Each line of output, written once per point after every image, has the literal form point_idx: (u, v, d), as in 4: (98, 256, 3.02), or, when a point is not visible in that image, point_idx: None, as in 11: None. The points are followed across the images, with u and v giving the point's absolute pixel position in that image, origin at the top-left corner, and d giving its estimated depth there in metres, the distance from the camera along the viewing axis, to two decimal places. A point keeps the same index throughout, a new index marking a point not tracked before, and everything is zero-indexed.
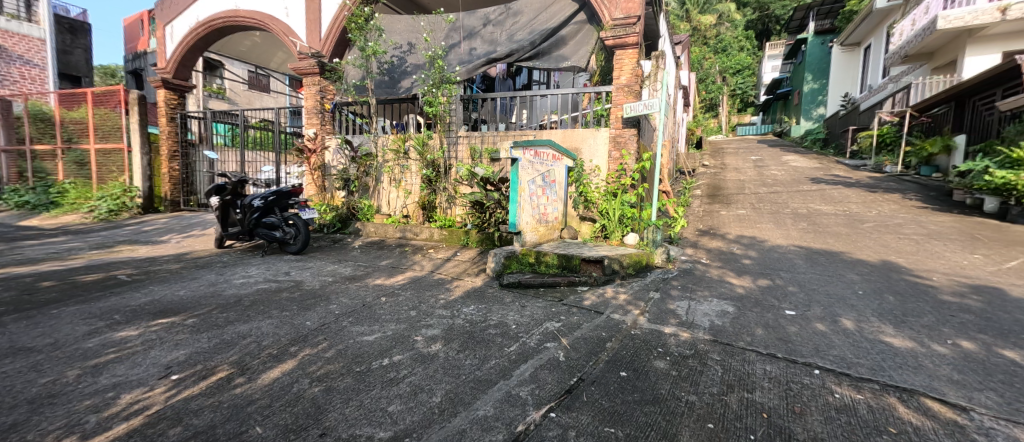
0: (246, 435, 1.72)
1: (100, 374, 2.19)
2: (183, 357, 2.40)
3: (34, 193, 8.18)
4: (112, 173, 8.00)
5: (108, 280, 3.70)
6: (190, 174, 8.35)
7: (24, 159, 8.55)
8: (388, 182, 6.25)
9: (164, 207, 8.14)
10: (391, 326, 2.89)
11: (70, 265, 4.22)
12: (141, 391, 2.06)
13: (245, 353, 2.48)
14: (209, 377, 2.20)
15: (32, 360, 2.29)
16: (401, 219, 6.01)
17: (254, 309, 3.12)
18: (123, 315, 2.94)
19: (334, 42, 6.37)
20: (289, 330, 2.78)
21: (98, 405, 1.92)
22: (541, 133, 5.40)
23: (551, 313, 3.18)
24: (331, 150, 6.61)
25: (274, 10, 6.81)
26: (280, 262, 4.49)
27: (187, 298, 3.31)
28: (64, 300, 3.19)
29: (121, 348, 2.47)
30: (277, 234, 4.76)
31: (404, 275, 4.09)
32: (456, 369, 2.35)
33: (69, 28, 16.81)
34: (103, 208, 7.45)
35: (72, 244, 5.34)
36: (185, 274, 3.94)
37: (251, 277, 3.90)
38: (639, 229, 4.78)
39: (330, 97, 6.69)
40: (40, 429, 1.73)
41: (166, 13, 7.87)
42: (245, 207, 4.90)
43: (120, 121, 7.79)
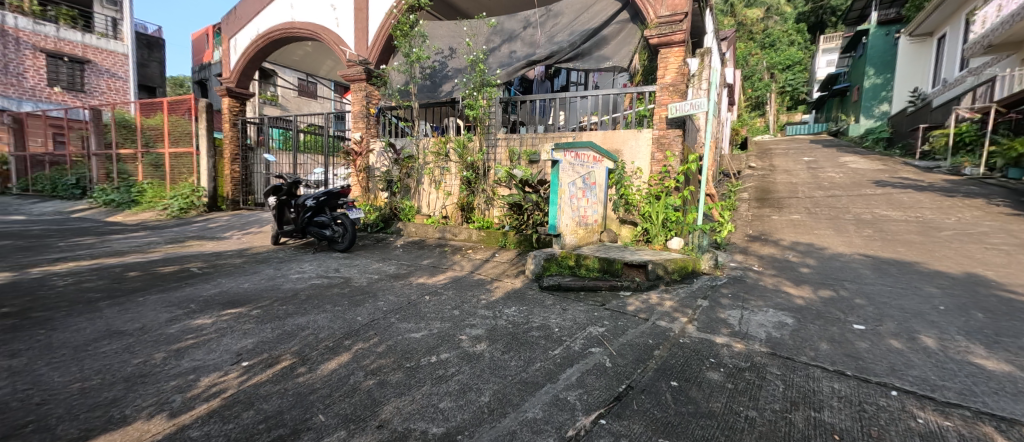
0: (311, 422, 1.86)
1: (182, 358, 2.41)
2: (252, 345, 2.58)
3: (118, 192, 9.11)
4: (183, 174, 8.74)
5: (182, 271, 4.04)
6: (248, 176, 8.95)
7: (110, 161, 9.56)
8: (429, 184, 6.41)
9: (225, 206, 8.78)
10: (436, 324, 2.95)
11: (149, 257, 4.65)
12: (217, 375, 2.25)
13: (304, 344, 2.62)
14: (274, 366, 2.36)
15: (125, 342, 2.56)
16: (440, 220, 6.14)
17: (310, 303, 3.29)
18: (197, 304, 3.20)
19: (380, 49, 6.62)
20: (342, 324, 2.92)
21: (183, 386, 2.13)
22: (581, 135, 5.33)
23: (593, 318, 3.12)
24: (376, 152, 6.84)
25: (325, 21, 7.19)
26: (330, 259, 4.71)
27: (250, 290, 3.55)
28: (148, 288, 3.53)
29: (197, 335, 2.70)
30: (327, 233, 5.01)
31: (445, 275, 4.17)
32: (502, 369, 2.38)
33: (146, 43, 18.63)
34: (174, 206, 8.18)
35: (150, 238, 5.87)
36: (247, 268, 4.24)
37: (305, 273, 4.13)
38: (683, 234, 4.61)
39: (375, 102, 6.94)
40: (138, 407, 1.94)
41: (231, 27, 8.51)
42: (300, 205, 5.18)
43: (190, 127, 8.48)
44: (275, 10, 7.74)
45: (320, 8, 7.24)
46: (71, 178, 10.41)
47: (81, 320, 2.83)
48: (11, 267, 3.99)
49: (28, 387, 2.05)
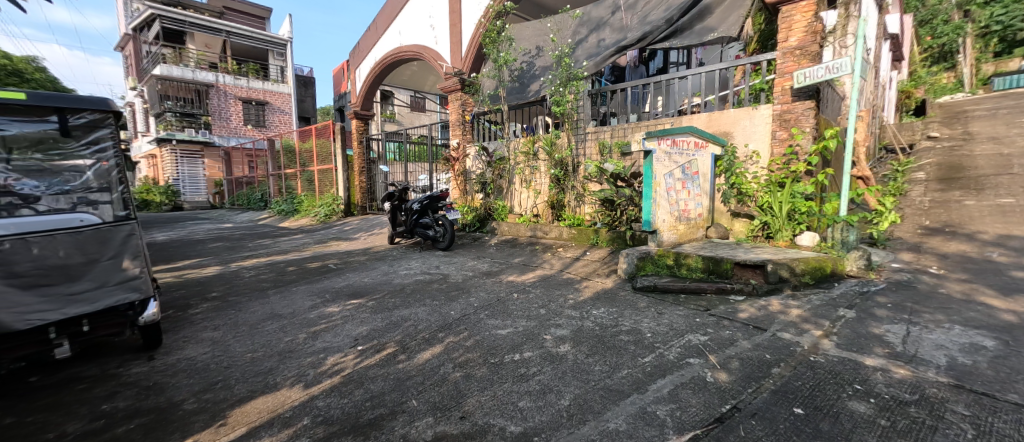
0: (405, 405, 2.05)
1: (317, 339, 2.91)
2: (366, 332, 2.98)
3: (286, 203, 11.53)
4: (326, 187, 10.56)
5: (322, 267, 4.91)
6: (372, 184, 10.24)
7: (282, 179, 12.13)
8: (520, 183, 6.54)
9: (357, 212, 10.22)
10: (522, 322, 2.98)
11: (303, 254, 5.77)
12: (339, 355, 2.67)
13: (406, 334, 2.92)
14: (381, 351, 2.69)
15: (281, 323, 3.22)
16: (532, 218, 6.22)
17: (413, 297, 3.66)
18: (331, 294, 3.84)
19: (472, 58, 6.98)
20: (438, 318, 3.17)
21: (315, 362, 2.58)
22: (680, 120, 4.84)
23: (692, 325, 2.77)
24: (472, 157, 7.24)
25: (427, 41, 7.94)
26: (433, 257, 5.18)
27: (369, 284, 4.12)
28: (300, 280, 4.38)
29: (328, 320, 3.24)
30: (430, 233, 5.52)
31: (534, 273, 4.20)
32: (585, 373, 2.27)
33: (304, 82, 23.10)
34: (321, 213, 9.96)
35: (305, 239, 7.26)
36: (369, 265, 4.93)
37: (411, 269, 4.61)
38: (814, 226, 3.94)
39: (469, 109, 7.36)
40: (284, 377, 2.42)
41: (358, 59, 10.04)
42: (408, 210, 5.78)
43: (331, 148, 10.20)
44: (390, 38, 8.84)
45: (423, 29, 8.02)
46: (259, 193, 13.58)
47: (255, 305, 3.66)
48: (219, 263, 5.39)
49: (219, 354, 2.74)
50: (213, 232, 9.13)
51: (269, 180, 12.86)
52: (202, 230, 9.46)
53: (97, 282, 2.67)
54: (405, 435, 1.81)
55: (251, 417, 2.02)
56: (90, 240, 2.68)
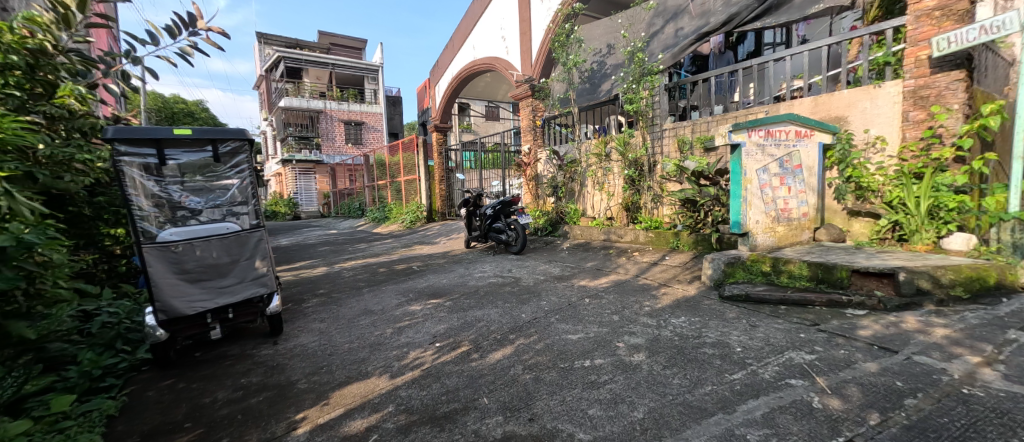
0: (477, 403, 2.09)
1: (401, 334, 3.12)
2: (443, 330, 3.12)
3: (379, 212, 12.71)
4: (411, 195, 11.35)
5: (407, 268, 5.29)
6: (450, 192, 10.89)
7: (377, 191, 13.41)
8: (592, 186, 6.38)
9: (438, 218, 10.77)
10: (593, 328, 2.86)
11: (391, 257, 6.29)
12: (420, 350, 2.82)
13: (479, 333, 2.98)
14: (457, 349, 2.78)
15: (373, 318, 3.53)
16: (605, 221, 6.04)
17: (486, 298, 3.75)
18: (414, 294, 4.10)
19: (542, 64, 7.06)
20: (510, 319, 3.19)
21: (399, 355, 2.77)
22: (777, 108, 4.30)
23: (795, 341, 2.39)
24: (543, 161, 7.27)
25: (498, 52, 8.24)
26: (506, 261, 5.28)
27: (447, 285, 4.32)
28: (388, 280, 4.77)
29: (411, 317, 3.46)
30: (503, 237, 5.66)
31: (607, 278, 4.03)
32: (661, 386, 2.08)
33: (394, 102, 25.42)
34: (408, 219, 10.60)
35: (393, 244, 7.93)
36: (447, 267, 5.19)
37: (485, 272, 4.74)
38: (971, 227, 3.25)
39: (540, 114, 7.34)
40: (373, 367, 2.64)
41: (438, 75, 10.88)
42: (483, 215, 5.95)
43: (415, 160, 10.87)
44: (466, 52, 9.27)
45: (495, 41, 8.31)
46: (357, 203, 15.26)
47: (352, 301, 4.08)
48: (325, 264, 6.13)
49: (325, 343, 3.10)
50: (323, 238, 10.42)
51: (366, 191, 14.36)
52: (315, 236, 10.86)
53: (239, 278, 3.20)
54: (476, 431, 1.83)
55: (347, 400, 2.23)
56: (233, 244, 3.20)
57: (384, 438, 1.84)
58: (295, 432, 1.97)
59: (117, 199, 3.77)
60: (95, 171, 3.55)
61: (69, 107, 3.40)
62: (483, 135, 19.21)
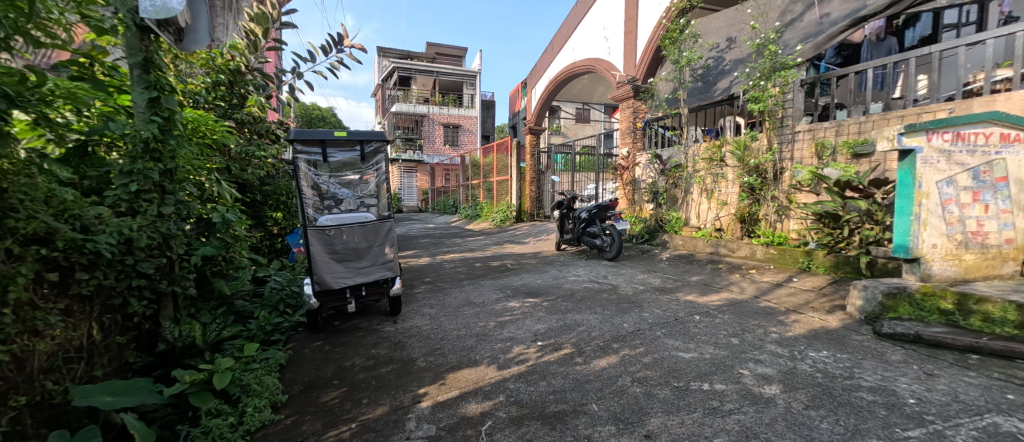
0: (585, 408, 2.04)
1: (505, 328, 3.26)
2: (544, 329, 3.15)
3: (471, 209, 13.34)
4: (502, 195, 11.66)
5: (501, 265, 5.47)
6: (540, 193, 10.84)
7: (470, 189, 14.08)
8: (699, 194, 5.96)
9: (526, 219, 10.84)
10: (709, 349, 2.61)
11: (486, 253, 6.54)
12: (522, 347, 2.89)
13: (581, 338, 2.94)
14: (559, 350, 2.77)
15: (476, 310, 3.74)
16: (713, 233, 5.69)
17: (584, 303, 3.68)
18: (511, 291, 4.23)
19: (648, 63, 6.76)
20: (611, 327, 3.10)
21: (504, 349, 2.89)
22: (966, 103, 3.61)
23: (1000, 403, 1.89)
24: (642, 166, 7.04)
25: (600, 52, 8.07)
26: (600, 266, 5.18)
27: (542, 285, 4.37)
28: (485, 275, 4.98)
29: (511, 314, 3.57)
30: (597, 242, 5.54)
31: (719, 296, 3.71)
32: (804, 428, 1.77)
33: (486, 105, 26.50)
34: (498, 218, 10.88)
35: (485, 240, 8.24)
36: (539, 268, 5.24)
37: (580, 276, 4.69)
38: None
39: (641, 116, 7.14)
40: (481, 356, 2.82)
41: (535, 76, 11.07)
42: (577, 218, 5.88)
43: (508, 161, 11.14)
44: (566, 54, 9.28)
45: (597, 41, 8.16)
46: (451, 200, 16.20)
47: (456, 291, 4.39)
48: (427, 254, 6.62)
49: (437, 327, 3.42)
50: (423, 230, 11.24)
51: (460, 190, 15.17)
52: (416, 228, 11.79)
53: (372, 261, 3.64)
54: (588, 436, 1.81)
55: (462, 383, 2.46)
56: (369, 232, 3.62)
57: (497, 426, 1.97)
58: (420, 404, 2.25)
59: (282, 190, 4.59)
60: (267, 165, 4.34)
61: (253, 112, 4.30)
62: (573, 138, 19.01)
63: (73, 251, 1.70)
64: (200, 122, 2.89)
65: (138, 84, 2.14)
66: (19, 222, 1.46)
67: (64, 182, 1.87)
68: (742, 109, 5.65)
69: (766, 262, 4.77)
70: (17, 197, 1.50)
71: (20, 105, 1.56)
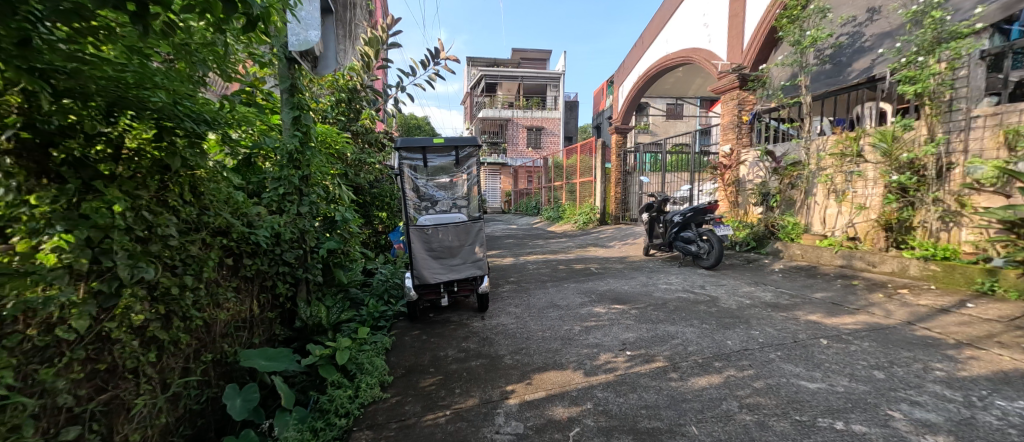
0: (684, 430, 1.86)
1: (590, 334, 3.14)
2: (633, 339, 2.96)
3: (553, 211, 13.29)
4: (585, 197, 11.41)
5: (585, 269, 5.32)
6: (626, 195, 10.36)
7: (552, 191, 14.06)
8: (823, 196, 5.33)
9: (611, 221, 10.46)
10: (840, 381, 2.20)
11: (569, 256, 6.42)
12: (610, 355, 2.75)
13: (676, 351, 2.70)
14: (651, 362, 2.58)
15: (560, 313, 3.67)
16: (845, 242, 4.91)
17: (678, 314, 3.40)
18: (596, 296, 4.08)
19: (757, 49, 6.20)
20: (715, 344, 2.77)
21: (590, 355, 2.78)
22: None
23: None
24: (748, 164, 6.48)
25: (698, 41, 7.49)
26: (696, 275, 4.78)
27: (631, 292, 4.15)
28: (569, 278, 4.88)
29: (598, 319, 3.44)
30: (692, 248, 5.11)
31: (852, 319, 3.14)
32: None
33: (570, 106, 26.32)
34: (581, 220, 10.72)
35: (568, 243, 8.13)
36: (627, 273, 5.00)
37: (672, 284, 4.36)
38: None
39: (748, 108, 6.58)
40: (567, 359, 2.77)
41: (622, 74, 10.81)
42: (668, 221, 5.54)
43: (592, 162, 10.88)
44: (658, 47, 8.81)
45: (694, 30, 7.60)
46: (534, 202, 16.35)
47: (540, 292, 4.37)
48: (512, 255, 6.70)
49: (522, 327, 3.43)
50: (506, 231, 11.50)
51: (543, 192, 15.22)
52: (500, 229, 12.09)
53: (464, 259, 3.77)
54: None
55: (548, 385, 2.46)
56: (462, 232, 3.74)
57: (586, 433, 1.92)
58: (508, 401, 2.33)
59: (387, 193, 5.02)
60: (376, 170, 4.83)
61: (366, 125, 4.82)
62: (664, 136, 17.93)
63: (242, 241, 2.34)
64: (328, 135, 3.56)
65: (286, 106, 2.77)
66: (209, 219, 2.05)
67: (239, 187, 2.55)
68: (890, 93, 5.02)
69: (922, 280, 3.96)
70: (209, 200, 2.08)
71: (216, 128, 1.96)
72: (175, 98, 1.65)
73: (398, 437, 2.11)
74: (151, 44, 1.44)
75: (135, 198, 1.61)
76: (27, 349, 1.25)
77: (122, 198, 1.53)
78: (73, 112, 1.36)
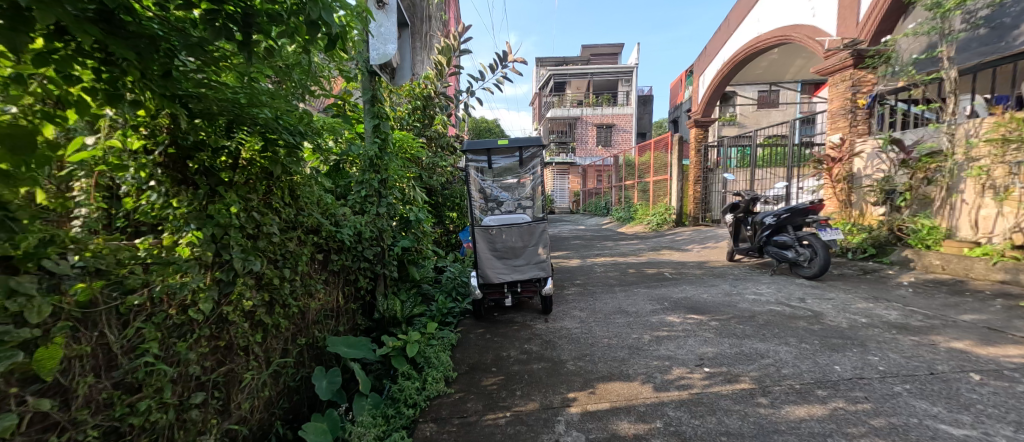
0: None
1: (662, 345, 2.87)
2: (713, 354, 2.66)
3: (624, 211, 12.78)
4: (659, 197, 10.81)
5: (658, 274, 4.97)
6: (708, 195, 9.65)
7: (624, 191, 13.52)
8: (976, 194, 4.43)
9: (688, 222, 9.78)
10: (994, 429, 1.74)
11: (641, 259, 6.05)
12: (685, 370, 2.48)
13: (766, 373, 2.36)
14: (735, 383, 2.28)
15: (628, 320, 3.43)
16: (1008, 253, 4.08)
17: (769, 330, 2.99)
18: (670, 304, 3.76)
19: (877, 22, 5.40)
20: (818, 369, 2.37)
21: (662, 368, 2.54)
22: None
23: None
24: (865, 156, 5.65)
25: (799, 17, 6.73)
26: (793, 286, 4.21)
27: (711, 302, 3.76)
28: (640, 283, 4.57)
29: (671, 329, 3.15)
30: (788, 254, 4.57)
31: (1013, 350, 2.50)
32: None
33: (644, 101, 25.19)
34: (654, 221, 10.15)
35: (639, 245, 7.71)
36: (706, 280, 4.56)
37: (762, 296, 3.88)
38: None
39: (867, 89, 5.72)
40: (635, 371, 2.55)
41: (703, 63, 10.08)
42: (757, 224, 5.02)
43: (669, 159, 10.24)
44: (747, 28, 8.07)
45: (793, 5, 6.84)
46: (604, 202, 15.89)
47: (607, 297, 4.13)
48: (579, 257, 6.48)
49: (587, 332, 3.25)
50: (574, 232, 11.27)
51: (613, 192, 14.70)
52: (568, 230, 11.90)
53: (527, 260, 3.70)
54: None
55: (613, 396, 2.28)
56: (525, 232, 3.67)
57: None
58: (569, 409, 2.20)
59: (457, 194, 5.12)
60: (447, 172, 4.95)
61: (438, 129, 4.95)
62: (754, 127, 16.36)
63: (331, 238, 2.54)
64: (405, 141, 3.73)
65: (368, 115, 2.92)
66: (304, 219, 2.24)
67: (329, 190, 2.75)
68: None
69: None
70: (304, 202, 2.28)
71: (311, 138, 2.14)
72: (278, 114, 1.79)
73: (459, 434, 2.09)
74: (258, 70, 1.62)
75: (247, 200, 1.87)
76: (166, 325, 1.49)
77: (238, 200, 1.79)
78: (203, 130, 1.61)
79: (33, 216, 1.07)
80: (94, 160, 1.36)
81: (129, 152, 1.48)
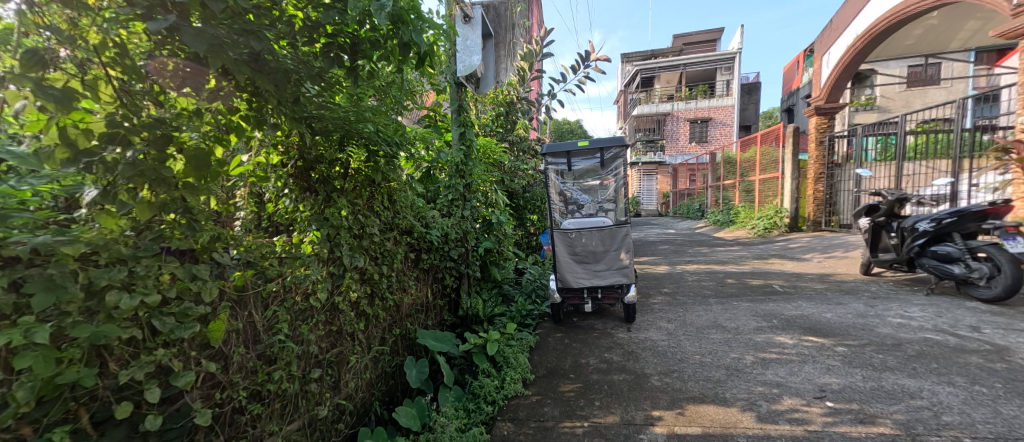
0: None
1: (768, 369, 2.48)
2: (838, 386, 2.21)
3: (722, 213, 11.64)
4: (768, 198, 9.64)
5: (766, 286, 4.37)
6: (834, 195, 8.46)
7: (724, 191, 12.27)
8: None
9: (806, 227, 8.69)
10: None
11: (743, 268, 5.39)
12: (800, 401, 2.10)
13: (916, 418, 1.89)
14: (869, 425, 1.86)
15: (725, 336, 3.04)
16: None
17: (924, 364, 2.41)
18: (781, 322, 3.26)
19: None
20: (1000, 422, 1.83)
21: (769, 396, 2.18)
22: None
23: None
24: None
25: None
26: (961, 310, 3.38)
27: (836, 323, 3.17)
28: (742, 296, 4.05)
29: (781, 352, 2.71)
30: (955, 270, 3.74)
31: None
32: None
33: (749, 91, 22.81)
34: (760, 225, 9.04)
35: (741, 252, 6.92)
36: (830, 297, 3.88)
37: (911, 320, 3.17)
38: None
39: None
40: (733, 395, 2.22)
41: (826, 43, 8.79)
42: (907, 230, 4.17)
43: (779, 154, 9.09)
44: None
45: None
46: (699, 204, 14.67)
47: (700, 309, 3.72)
48: (668, 263, 6.00)
49: (675, 346, 2.95)
50: (662, 236, 10.50)
51: (710, 192, 13.51)
52: (656, 233, 11.18)
53: (608, 265, 3.49)
54: None
55: (706, 420, 2.01)
56: (606, 236, 3.48)
57: None
58: (654, 429, 1.99)
59: (538, 197, 5.09)
60: (528, 175, 4.95)
61: (520, 134, 4.96)
62: (898, 112, 13.81)
63: (421, 239, 2.63)
64: (488, 147, 3.77)
65: (456, 124, 2.98)
66: (399, 221, 2.33)
67: (422, 194, 2.86)
68: None
69: None
70: (400, 206, 2.36)
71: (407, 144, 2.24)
72: (379, 127, 1.88)
73: (537, 437, 2.02)
74: (363, 89, 1.71)
75: (354, 204, 1.99)
76: (294, 309, 1.64)
77: (347, 205, 1.92)
78: (322, 146, 1.73)
79: (207, 215, 1.22)
80: (247, 172, 1.51)
81: (271, 166, 1.64)
